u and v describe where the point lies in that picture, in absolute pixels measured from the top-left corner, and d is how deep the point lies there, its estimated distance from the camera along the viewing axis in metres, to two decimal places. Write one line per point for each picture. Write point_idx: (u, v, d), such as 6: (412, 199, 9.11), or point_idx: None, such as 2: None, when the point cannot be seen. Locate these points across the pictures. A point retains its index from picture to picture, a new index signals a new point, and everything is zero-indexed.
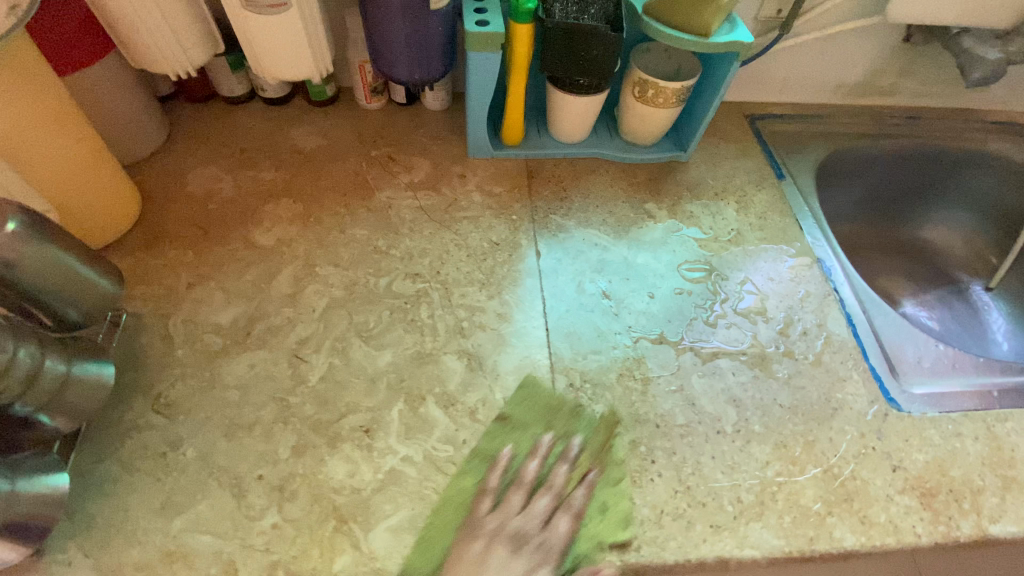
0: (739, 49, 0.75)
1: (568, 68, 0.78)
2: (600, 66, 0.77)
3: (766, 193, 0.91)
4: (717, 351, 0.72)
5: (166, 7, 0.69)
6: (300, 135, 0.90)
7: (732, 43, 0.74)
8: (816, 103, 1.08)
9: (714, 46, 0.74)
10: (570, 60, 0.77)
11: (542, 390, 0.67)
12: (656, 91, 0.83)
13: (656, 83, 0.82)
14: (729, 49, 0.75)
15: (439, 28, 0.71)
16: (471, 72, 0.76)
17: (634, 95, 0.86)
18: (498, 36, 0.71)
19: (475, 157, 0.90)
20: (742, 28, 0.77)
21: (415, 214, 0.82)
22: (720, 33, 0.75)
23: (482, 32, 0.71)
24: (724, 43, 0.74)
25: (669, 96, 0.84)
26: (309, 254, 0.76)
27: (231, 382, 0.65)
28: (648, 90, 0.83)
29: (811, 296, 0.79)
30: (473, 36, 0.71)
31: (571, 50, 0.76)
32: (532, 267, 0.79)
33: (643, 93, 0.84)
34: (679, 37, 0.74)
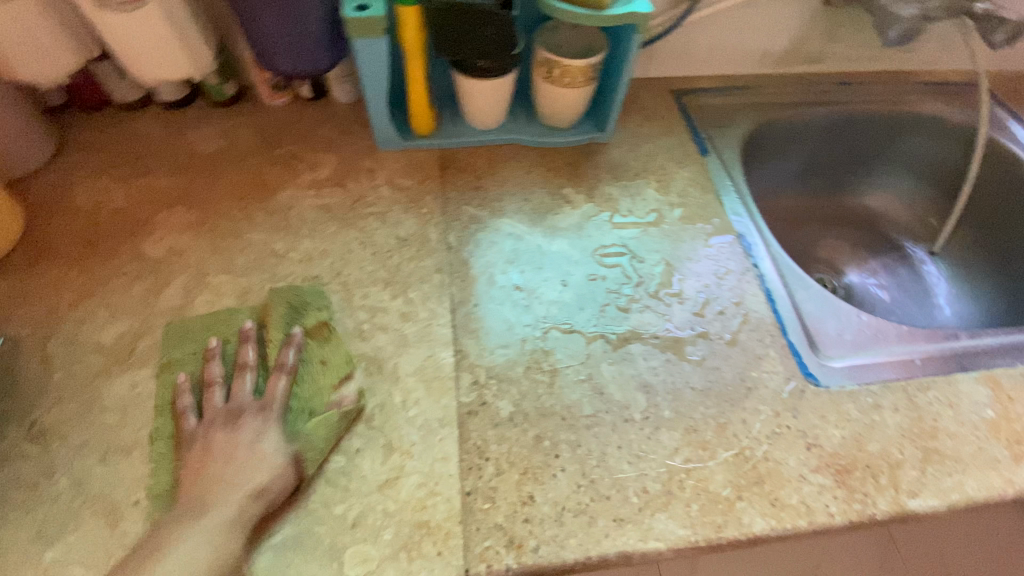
0: (637, 21, 0.72)
1: (464, 51, 0.74)
2: (496, 47, 0.74)
3: (687, 170, 0.89)
4: (629, 336, 0.70)
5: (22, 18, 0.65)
6: (200, 138, 0.86)
7: (628, 15, 0.71)
8: (745, 75, 1.05)
9: (609, 19, 0.71)
10: (463, 43, 0.73)
11: (443, 391, 0.64)
12: (563, 70, 0.80)
13: (560, 61, 0.78)
14: (626, 21, 0.72)
15: (316, 15, 0.68)
16: (360, 61, 0.72)
17: (543, 75, 0.82)
18: (379, 21, 0.67)
19: (384, 150, 0.86)
20: None
21: (316, 214, 0.78)
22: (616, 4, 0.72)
23: (361, 17, 0.67)
24: (620, 16, 0.71)
25: (577, 75, 0.80)
26: (202, 263, 0.73)
27: (111, 405, 0.62)
28: (554, 69, 0.80)
29: (730, 273, 0.77)
30: (351, 21, 0.67)
31: (462, 31, 0.72)
32: (441, 261, 0.76)
33: (550, 73, 0.81)
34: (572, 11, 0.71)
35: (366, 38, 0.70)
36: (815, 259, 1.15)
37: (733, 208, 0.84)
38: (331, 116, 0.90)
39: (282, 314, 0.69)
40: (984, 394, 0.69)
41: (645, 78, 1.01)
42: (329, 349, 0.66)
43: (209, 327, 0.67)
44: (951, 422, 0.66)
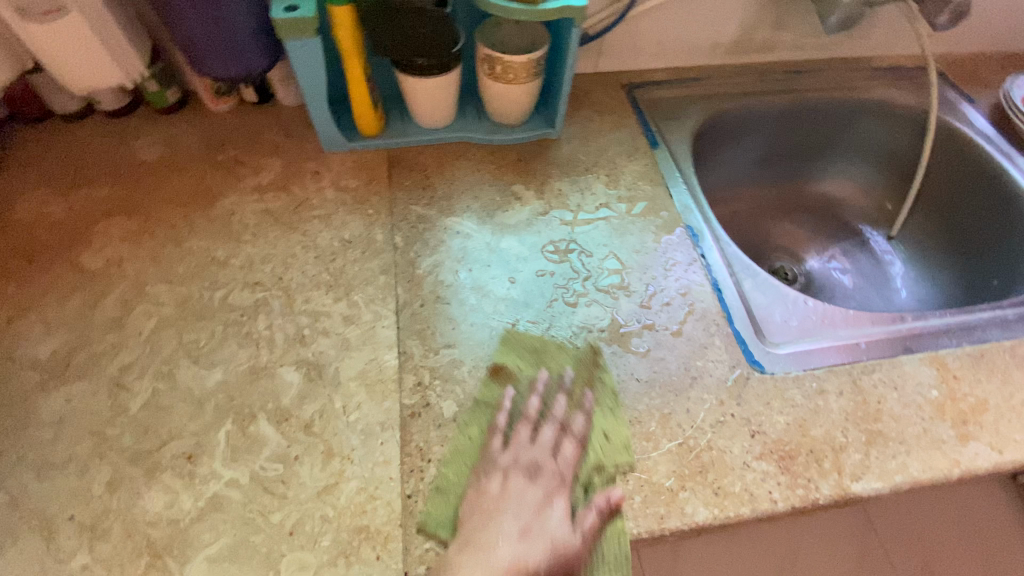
0: (573, 14, 0.72)
1: (401, 50, 0.74)
2: (432, 45, 0.73)
3: (637, 163, 0.89)
4: (575, 331, 0.69)
5: None
6: (142, 145, 0.85)
7: (564, 8, 0.71)
8: (696, 67, 1.05)
9: (544, 14, 0.71)
10: (399, 41, 0.73)
11: (386, 393, 0.63)
12: (505, 66, 0.79)
13: (500, 57, 0.78)
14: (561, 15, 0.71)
15: (245, 18, 0.67)
16: (294, 62, 0.71)
17: (486, 72, 0.82)
18: (308, 21, 0.66)
19: (331, 152, 0.86)
20: None
21: (259, 218, 0.77)
22: None
23: (289, 17, 0.66)
24: (555, 10, 0.71)
25: (519, 70, 0.80)
26: (141, 273, 0.71)
27: (45, 419, 0.60)
28: (496, 66, 0.79)
29: (677, 264, 0.77)
30: (279, 22, 0.66)
31: (396, 29, 0.71)
32: (387, 263, 0.75)
33: (492, 70, 0.80)
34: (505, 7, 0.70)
35: (298, 39, 0.69)
36: (775, 247, 1.17)
37: (682, 199, 0.85)
38: (276, 120, 0.89)
39: (223, 321, 0.68)
40: (928, 374, 0.69)
41: (596, 72, 1.01)
42: (270, 355, 0.65)
43: (147, 338, 0.66)
44: (895, 404, 0.67)
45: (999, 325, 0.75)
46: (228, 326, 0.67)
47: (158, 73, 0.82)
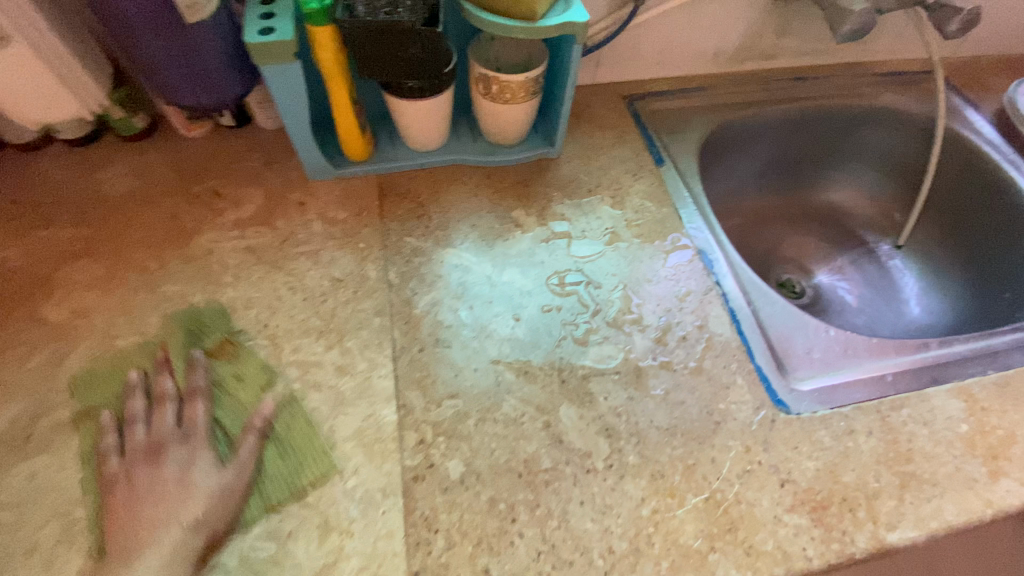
0: (575, 31, 0.66)
1: (388, 70, 0.67)
2: (424, 65, 0.67)
3: (643, 183, 0.84)
4: (588, 373, 0.64)
5: None
6: (108, 178, 0.78)
7: (565, 25, 0.66)
8: (698, 75, 1.01)
9: (544, 30, 0.65)
10: (387, 61, 0.66)
11: (386, 454, 0.58)
12: (501, 86, 0.74)
13: (497, 76, 0.72)
14: (563, 32, 0.66)
15: (216, 41, 0.60)
16: (272, 87, 0.65)
17: (481, 92, 0.76)
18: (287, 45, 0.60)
19: (316, 180, 0.79)
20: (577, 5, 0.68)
21: (242, 258, 0.71)
22: (552, 14, 0.66)
23: (265, 42, 0.60)
24: (556, 26, 0.65)
25: (517, 91, 0.74)
26: (111, 324, 0.65)
27: (5, 502, 0.54)
28: (492, 85, 0.74)
29: (691, 294, 0.72)
30: (255, 47, 0.60)
31: (384, 51, 0.65)
32: (381, 303, 0.69)
33: (488, 90, 0.75)
34: (503, 24, 0.65)
35: (276, 64, 0.62)
36: (781, 258, 1.14)
37: (691, 221, 0.80)
38: (255, 146, 0.82)
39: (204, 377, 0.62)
40: (956, 408, 0.65)
41: (595, 84, 0.96)
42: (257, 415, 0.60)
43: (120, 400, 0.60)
44: (928, 442, 0.63)
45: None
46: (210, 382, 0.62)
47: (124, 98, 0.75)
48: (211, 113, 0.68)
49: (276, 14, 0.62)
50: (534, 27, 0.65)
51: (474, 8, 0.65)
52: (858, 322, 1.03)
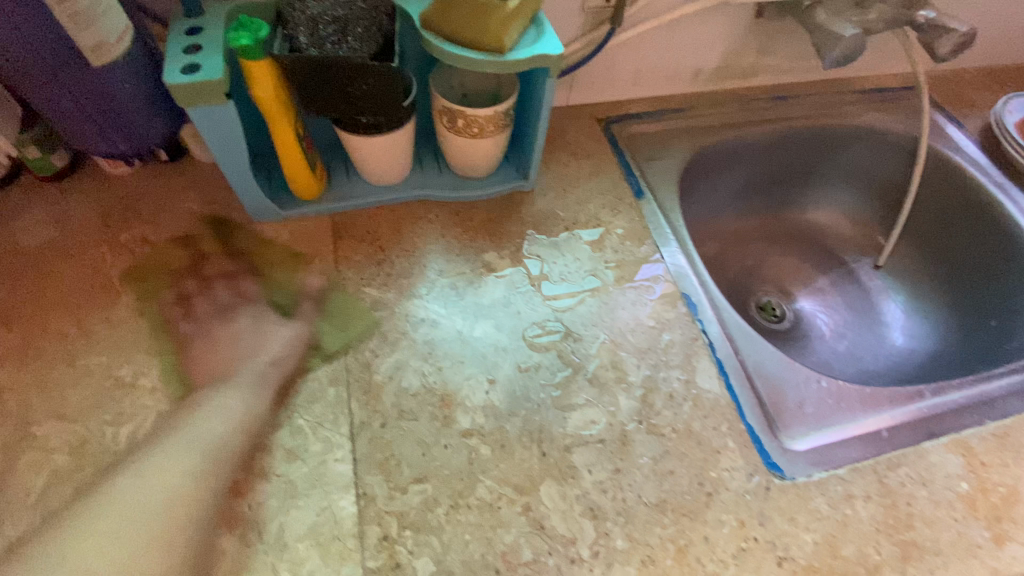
0: (548, 62, 0.60)
1: (337, 107, 0.59)
2: (378, 101, 0.59)
3: (623, 219, 0.78)
4: (570, 444, 0.59)
5: None
6: (26, 228, 0.69)
7: (536, 57, 0.59)
8: (678, 94, 0.95)
9: (514, 64, 0.58)
10: (334, 99, 0.58)
11: (345, 555, 0.52)
12: (467, 121, 0.66)
13: (463, 111, 0.65)
14: (534, 64, 0.59)
15: (134, 88, 0.54)
16: (202, 131, 0.56)
17: (445, 126, 0.68)
18: (215, 85, 0.52)
19: (261, 223, 0.71)
20: (549, 33, 0.61)
21: (176, 320, 0.63)
22: (521, 44, 0.59)
23: (189, 82, 0.51)
24: (527, 59, 0.58)
25: (485, 125, 0.67)
26: (24, 408, 0.57)
27: None
28: (458, 119, 0.66)
29: (674, 344, 0.67)
30: (177, 89, 0.51)
31: (331, 87, 0.57)
32: (338, 369, 0.62)
33: (453, 123, 0.67)
34: (469, 56, 0.57)
35: (205, 106, 0.54)
36: (764, 280, 1.09)
37: (675, 261, 0.74)
38: (192, 183, 0.73)
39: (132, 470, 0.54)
40: (955, 464, 0.62)
41: (568, 107, 0.90)
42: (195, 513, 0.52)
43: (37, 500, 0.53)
44: (928, 504, 0.59)
45: (1020, 395, 0.69)
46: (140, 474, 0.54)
47: (37, 137, 0.66)
48: (130, 157, 0.61)
49: (200, 48, 0.54)
50: (503, 60, 0.58)
51: (434, 37, 0.58)
52: (841, 346, 1.01)
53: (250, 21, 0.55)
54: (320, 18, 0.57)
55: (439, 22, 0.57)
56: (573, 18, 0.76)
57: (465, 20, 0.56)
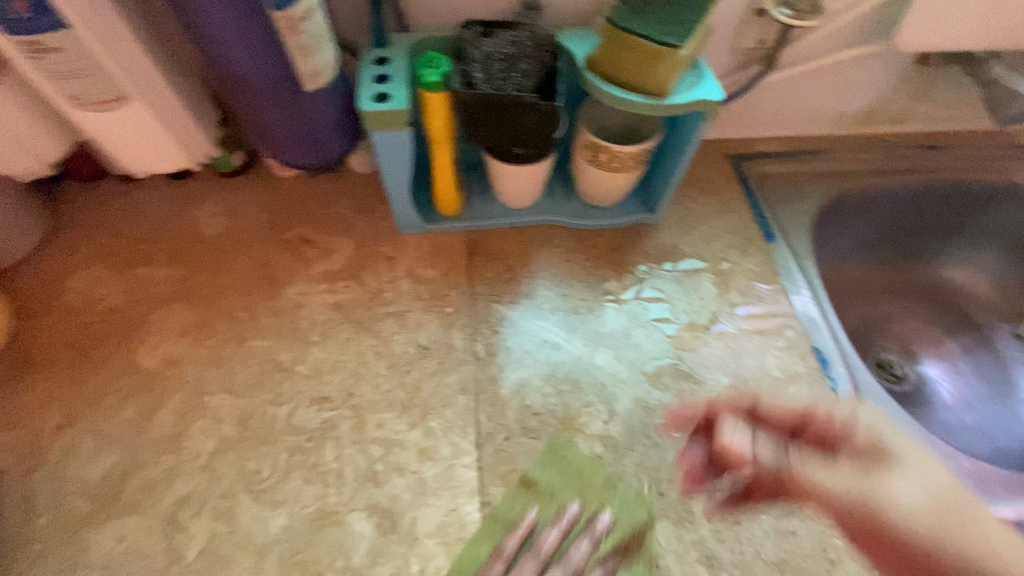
0: (706, 109, 0.60)
1: (496, 138, 0.63)
2: (535, 134, 0.62)
3: (751, 261, 0.77)
4: (690, 487, 0.59)
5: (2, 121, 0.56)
6: (204, 216, 0.77)
7: (696, 103, 0.60)
8: (813, 136, 0.92)
9: (673, 107, 0.59)
10: (495, 131, 0.62)
11: (469, 560, 0.55)
12: (611, 156, 0.68)
13: (609, 147, 0.66)
14: (692, 109, 0.60)
15: (328, 108, 0.59)
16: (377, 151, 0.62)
17: (587, 159, 0.70)
18: (400, 114, 0.57)
19: (405, 234, 0.77)
20: (708, 79, 0.61)
21: (329, 315, 0.69)
22: (681, 88, 0.61)
23: (379, 110, 0.57)
24: (686, 103, 0.60)
25: (627, 160, 0.68)
26: (201, 378, 0.65)
27: (94, 565, 0.55)
28: (601, 154, 0.68)
29: (803, 400, 0.66)
30: (367, 114, 0.57)
31: (496, 119, 0.60)
32: (466, 379, 0.66)
33: (596, 158, 0.69)
34: (630, 98, 0.59)
35: (387, 131, 0.59)
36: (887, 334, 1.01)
37: (805, 311, 0.73)
38: (346, 190, 0.80)
39: (287, 448, 0.60)
40: None
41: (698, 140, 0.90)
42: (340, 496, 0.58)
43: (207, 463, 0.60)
44: None
45: None
46: (294, 453, 0.60)
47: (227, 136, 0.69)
48: (316, 168, 0.67)
49: (389, 78, 0.59)
50: (663, 102, 0.59)
51: (597, 79, 0.60)
52: (967, 419, 0.92)
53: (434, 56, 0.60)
54: (493, 55, 0.60)
55: (604, 64, 0.60)
56: (721, 58, 0.77)
57: (631, 63, 0.58)
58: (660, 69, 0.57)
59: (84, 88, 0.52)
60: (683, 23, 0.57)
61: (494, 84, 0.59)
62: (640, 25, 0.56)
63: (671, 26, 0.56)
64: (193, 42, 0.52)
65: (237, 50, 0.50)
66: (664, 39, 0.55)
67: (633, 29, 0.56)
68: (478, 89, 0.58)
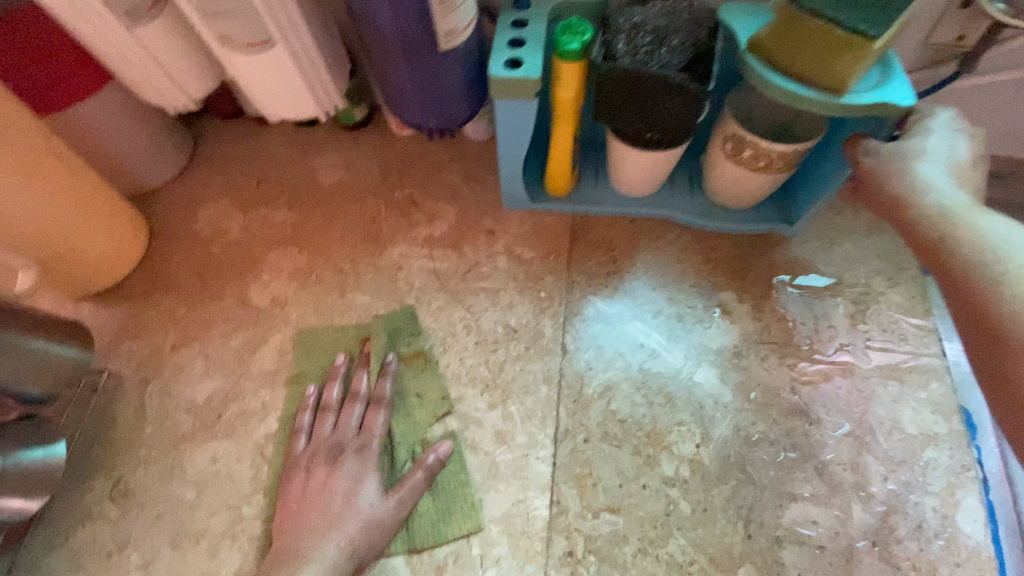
0: (889, 112, 0.51)
1: (626, 119, 0.57)
2: (675, 119, 0.56)
3: (898, 294, 0.66)
4: (783, 537, 0.53)
5: (160, 55, 0.59)
6: (322, 166, 0.80)
7: (878, 105, 0.50)
8: (1000, 157, 0.77)
9: (848, 108, 0.50)
10: (628, 111, 0.56)
11: (531, 556, 0.53)
12: (757, 153, 0.59)
13: (756, 143, 0.58)
14: (871, 112, 0.50)
15: (456, 71, 0.56)
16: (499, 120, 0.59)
17: (725, 153, 0.62)
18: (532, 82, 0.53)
19: (508, 211, 0.73)
20: (896, 76, 0.52)
21: (425, 280, 0.69)
22: (860, 86, 0.51)
23: (511, 76, 0.53)
24: (864, 105, 0.50)
25: (775, 160, 0.59)
26: (301, 322, 0.67)
27: (190, 477, 0.59)
28: (745, 149, 0.60)
29: (938, 467, 0.56)
30: (498, 81, 0.53)
31: (633, 99, 0.55)
32: (551, 370, 0.63)
33: (737, 153, 0.61)
34: (797, 90, 0.51)
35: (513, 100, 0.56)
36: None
37: (959, 362, 0.62)
38: (458, 157, 0.79)
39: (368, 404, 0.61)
40: None
41: None
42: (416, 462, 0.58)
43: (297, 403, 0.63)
44: None
45: None
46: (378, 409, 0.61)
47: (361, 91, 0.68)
48: (432, 136, 0.66)
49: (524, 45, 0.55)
50: (836, 100, 0.50)
51: (758, 64, 0.52)
52: None
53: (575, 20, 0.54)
54: (643, 26, 0.54)
55: (771, 48, 0.51)
56: (905, 52, 0.65)
57: (808, 50, 0.49)
58: (844, 61, 0.48)
59: (233, 30, 0.53)
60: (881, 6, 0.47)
61: (638, 59, 0.53)
62: (828, 6, 0.47)
63: (866, 9, 0.47)
64: None
65: (377, 3, 0.48)
66: (856, 28, 0.46)
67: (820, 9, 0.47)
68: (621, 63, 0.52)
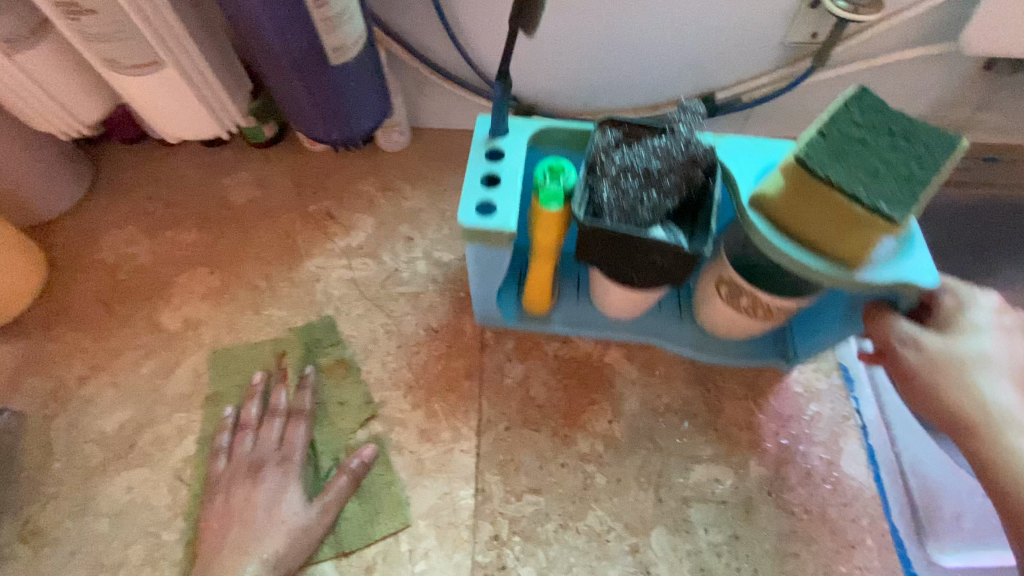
0: (912, 291, 0.47)
1: (618, 272, 0.52)
2: (666, 273, 0.50)
3: None
4: (690, 496, 0.58)
5: (41, 80, 0.58)
6: (234, 185, 0.79)
7: (901, 283, 0.46)
8: None
9: (866, 285, 0.46)
10: (616, 263, 0.51)
11: (458, 544, 0.55)
12: (755, 303, 0.54)
13: (756, 294, 0.53)
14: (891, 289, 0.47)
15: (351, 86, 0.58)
16: (469, 261, 0.56)
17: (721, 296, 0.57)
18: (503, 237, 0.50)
19: (481, 325, 0.67)
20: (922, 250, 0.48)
21: (345, 289, 0.70)
22: (880, 257, 0.47)
23: (482, 227, 0.50)
24: (887, 282, 0.46)
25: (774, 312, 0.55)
26: (216, 342, 0.67)
27: (104, 509, 0.58)
28: (742, 298, 0.55)
29: (821, 418, 0.63)
30: (467, 230, 0.50)
31: (622, 255, 0.50)
32: (472, 366, 0.65)
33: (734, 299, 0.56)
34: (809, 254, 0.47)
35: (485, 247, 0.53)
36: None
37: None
38: (373, 168, 0.81)
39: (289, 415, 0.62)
40: None
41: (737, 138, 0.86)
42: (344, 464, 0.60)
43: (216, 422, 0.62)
44: None
45: None
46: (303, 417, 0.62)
47: None
48: (338, 150, 0.68)
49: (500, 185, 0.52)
50: (851, 268, 0.46)
51: (763, 222, 0.48)
52: None
53: (561, 163, 0.51)
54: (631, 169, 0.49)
55: (781, 209, 0.47)
56: (766, 52, 0.73)
57: (823, 220, 0.45)
58: (862, 232, 0.44)
59: (117, 52, 0.53)
60: (910, 179, 0.42)
61: (626, 211, 0.48)
62: (849, 173, 0.43)
63: (891, 182, 0.42)
64: (222, 8, 0.52)
65: (262, 21, 0.50)
66: (878, 204, 0.41)
67: (836, 176, 0.42)
68: (606, 224, 0.48)
